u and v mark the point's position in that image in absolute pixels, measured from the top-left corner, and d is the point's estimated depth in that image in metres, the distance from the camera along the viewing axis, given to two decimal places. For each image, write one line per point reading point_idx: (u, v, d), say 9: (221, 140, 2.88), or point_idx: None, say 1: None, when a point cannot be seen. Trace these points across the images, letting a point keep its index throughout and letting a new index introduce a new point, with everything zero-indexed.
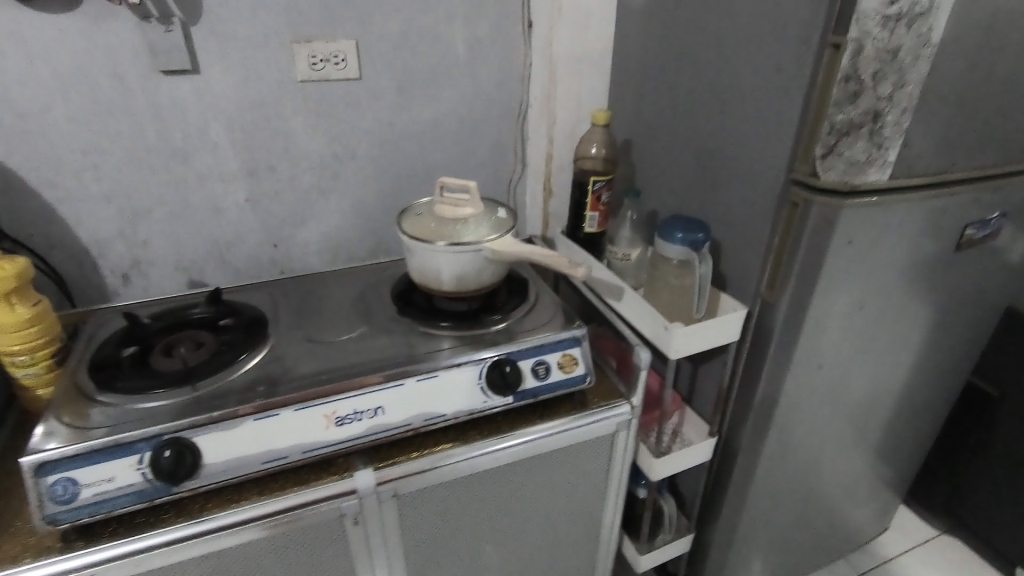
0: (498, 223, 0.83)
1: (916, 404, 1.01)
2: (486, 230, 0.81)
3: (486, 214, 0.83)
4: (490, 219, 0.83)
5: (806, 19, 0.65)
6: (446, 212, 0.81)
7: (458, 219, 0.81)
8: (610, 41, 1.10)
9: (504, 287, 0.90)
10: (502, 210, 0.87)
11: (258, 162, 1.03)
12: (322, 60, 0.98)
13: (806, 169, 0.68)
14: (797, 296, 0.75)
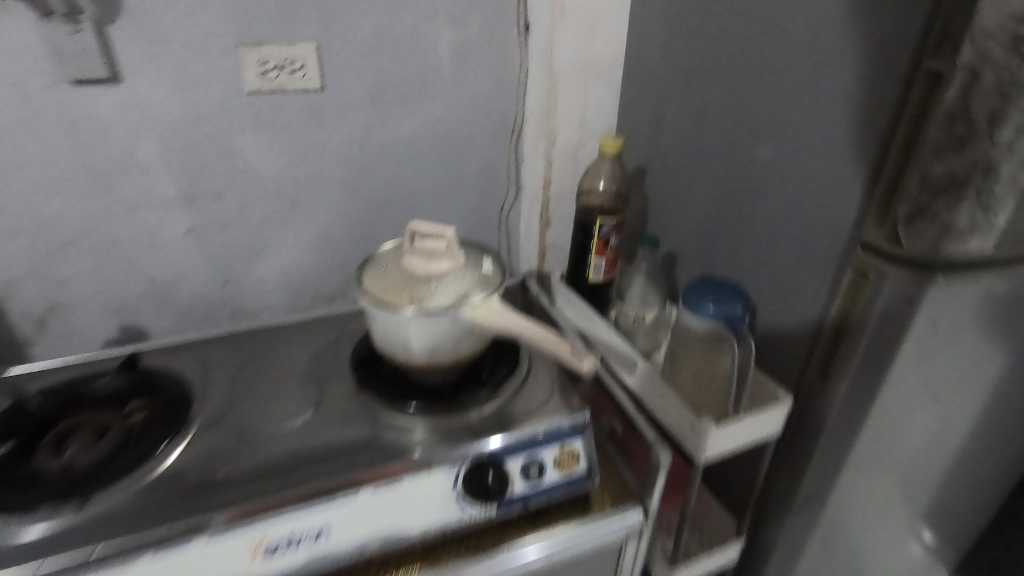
0: (483, 280, 0.67)
1: (981, 487, 0.85)
2: (468, 289, 0.65)
3: (468, 268, 0.68)
4: (473, 275, 0.67)
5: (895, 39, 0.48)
6: (418, 266, 0.66)
7: (433, 275, 0.65)
8: (621, 49, 0.93)
9: (490, 353, 0.75)
10: (488, 261, 0.72)
11: (201, 186, 0.85)
12: (275, 67, 0.80)
13: (882, 232, 0.53)
14: (861, 387, 0.59)
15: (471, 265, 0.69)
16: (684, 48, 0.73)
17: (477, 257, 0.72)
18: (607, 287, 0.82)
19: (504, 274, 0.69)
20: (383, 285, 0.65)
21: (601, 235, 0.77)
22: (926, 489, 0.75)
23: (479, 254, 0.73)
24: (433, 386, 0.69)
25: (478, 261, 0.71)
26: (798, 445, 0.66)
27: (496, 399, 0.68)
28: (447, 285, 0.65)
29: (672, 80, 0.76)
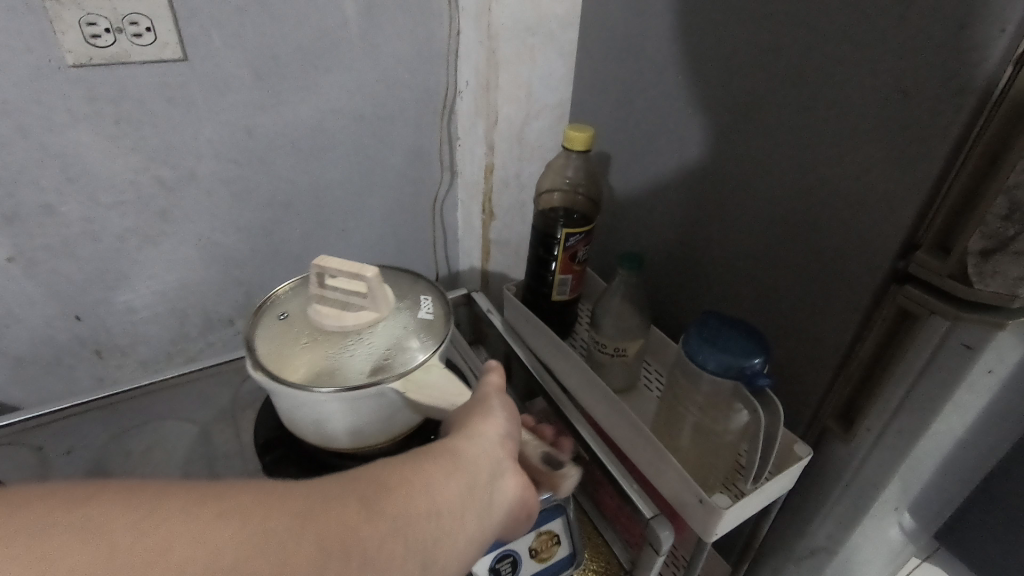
0: (420, 333, 0.51)
1: None
2: (398, 350, 0.49)
3: (399, 317, 0.51)
4: (405, 326, 0.51)
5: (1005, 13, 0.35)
6: (330, 320, 0.49)
7: (351, 331, 0.49)
8: (574, 3, 0.76)
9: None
10: (428, 299, 0.55)
11: (17, 197, 0.59)
12: (109, 29, 0.55)
13: (946, 270, 0.41)
14: (897, 442, 0.49)
15: (404, 309, 0.53)
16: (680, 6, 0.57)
17: (412, 294, 0.55)
18: (572, 305, 0.68)
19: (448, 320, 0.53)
20: (283, 346, 0.48)
21: (567, 248, 0.62)
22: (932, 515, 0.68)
23: (416, 288, 0.57)
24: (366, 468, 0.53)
25: (415, 301, 0.54)
26: (810, 492, 0.57)
27: None
28: (367, 346, 0.49)
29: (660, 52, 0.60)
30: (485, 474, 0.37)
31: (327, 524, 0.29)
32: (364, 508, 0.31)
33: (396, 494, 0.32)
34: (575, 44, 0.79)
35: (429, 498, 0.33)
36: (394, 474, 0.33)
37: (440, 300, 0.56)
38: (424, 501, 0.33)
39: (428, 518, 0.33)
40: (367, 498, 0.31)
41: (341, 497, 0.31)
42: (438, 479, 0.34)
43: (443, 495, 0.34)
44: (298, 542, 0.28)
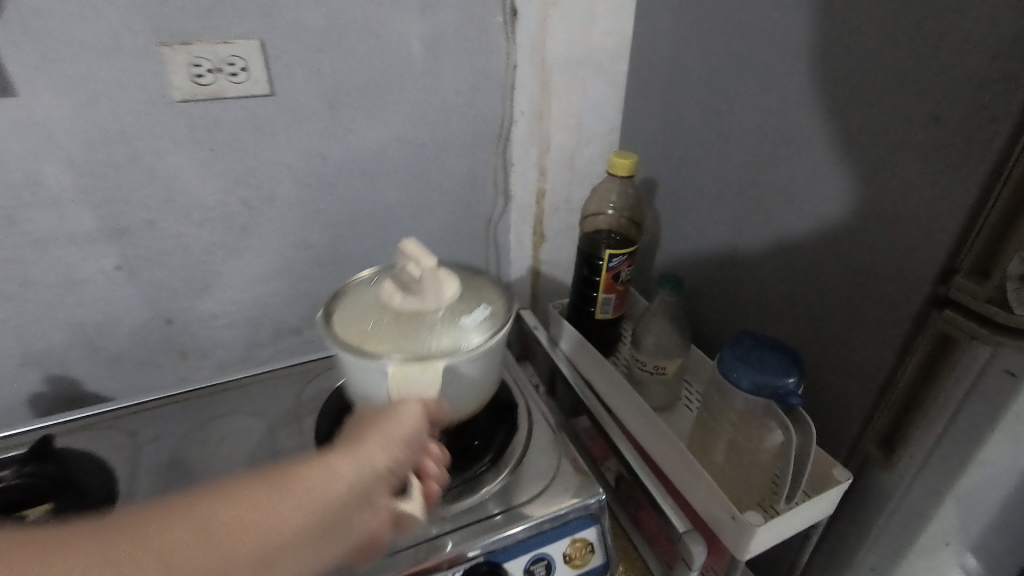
0: (450, 334, 0.50)
1: None
2: (419, 336, 0.50)
3: (445, 310, 0.52)
4: (441, 322, 0.51)
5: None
6: (386, 292, 0.53)
7: (393, 307, 0.52)
8: (624, 39, 0.80)
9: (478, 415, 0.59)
10: (486, 311, 0.54)
11: (126, 213, 0.68)
12: (211, 69, 0.63)
13: (987, 293, 0.41)
14: (941, 471, 0.48)
15: (458, 306, 0.53)
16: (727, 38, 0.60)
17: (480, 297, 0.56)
18: (615, 324, 0.70)
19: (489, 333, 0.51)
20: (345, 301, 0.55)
21: (610, 268, 0.65)
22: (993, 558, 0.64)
23: (489, 296, 0.57)
24: None
25: (478, 303, 0.55)
26: (852, 520, 0.56)
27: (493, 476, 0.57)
28: (401, 323, 0.51)
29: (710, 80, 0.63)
30: (367, 481, 0.41)
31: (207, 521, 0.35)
32: (268, 496, 0.37)
33: (293, 485, 0.39)
34: (625, 77, 0.83)
35: (323, 487, 0.39)
36: (287, 469, 0.40)
37: (500, 313, 0.54)
38: (318, 493, 0.39)
39: (324, 503, 0.39)
40: (270, 488, 0.38)
41: (247, 490, 0.37)
42: (328, 476, 0.40)
43: (333, 491, 0.40)
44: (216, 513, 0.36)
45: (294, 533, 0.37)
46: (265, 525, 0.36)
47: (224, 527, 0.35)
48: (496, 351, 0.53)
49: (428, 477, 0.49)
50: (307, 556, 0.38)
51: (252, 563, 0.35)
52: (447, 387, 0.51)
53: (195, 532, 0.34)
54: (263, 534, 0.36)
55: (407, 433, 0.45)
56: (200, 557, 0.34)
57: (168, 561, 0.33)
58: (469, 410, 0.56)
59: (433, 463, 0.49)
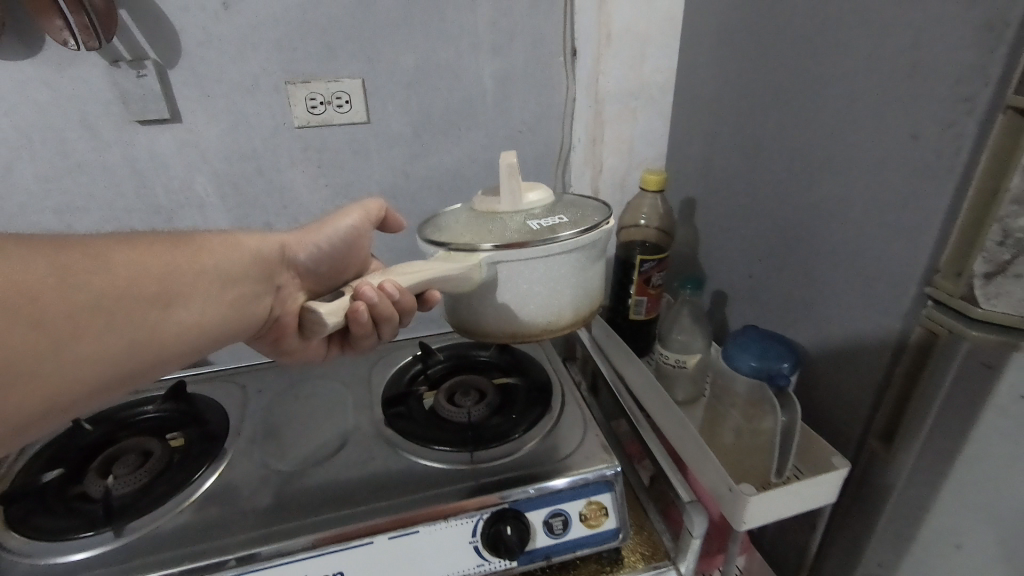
0: (510, 234, 0.56)
1: None
2: (487, 234, 0.57)
3: (517, 217, 0.59)
4: (508, 225, 0.58)
5: (993, 75, 0.41)
6: (477, 201, 0.62)
7: (477, 213, 0.61)
8: (674, 74, 0.89)
9: (554, 336, 0.62)
10: (557, 222, 0.58)
11: (251, 215, 0.85)
12: (323, 102, 0.79)
13: (959, 290, 0.46)
14: (932, 463, 0.51)
15: (532, 217, 0.59)
16: (756, 71, 0.68)
17: (559, 214, 0.60)
18: (649, 325, 0.78)
19: (545, 236, 0.55)
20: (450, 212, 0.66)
21: (642, 273, 0.73)
22: None
23: (571, 214, 0.60)
24: (460, 429, 0.69)
25: (555, 217, 0.59)
26: (860, 513, 0.59)
27: (526, 442, 0.66)
28: (480, 223, 0.59)
29: (739, 107, 0.72)
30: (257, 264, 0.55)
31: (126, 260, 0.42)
32: (168, 254, 0.45)
33: (191, 253, 0.48)
34: (674, 108, 0.91)
35: (217, 262, 0.49)
36: (185, 240, 0.49)
37: (571, 226, 0.57)
38: (214, 264, 0.49)
39: (217, 272, 0.49)
40: (166, 251, 0.45)
41: (146, 246, 0.44)
42: (226, 254, 0.52)
43: (228, 259, 0.52)
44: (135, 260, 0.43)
45: (192, 284, 0.46)
46: (169, 275, 0.44)
47: (131, 265, 0.42)
48: (558, 259, 0.57)
49: (361, 300, 0.51)
50: (204, 309, 0.47)
51: (160, 296, 0.43)
52: (504, 283, 0.57)
53: (100, 264, 0.40)
54: (167, 277, 0.44)
55: (323, 240, 0.65)
56: (111, 279, 0.40)
57: (77, 278, 0.38)
58: (537, 322, 0.60)
59: (374, 292, 0.51)
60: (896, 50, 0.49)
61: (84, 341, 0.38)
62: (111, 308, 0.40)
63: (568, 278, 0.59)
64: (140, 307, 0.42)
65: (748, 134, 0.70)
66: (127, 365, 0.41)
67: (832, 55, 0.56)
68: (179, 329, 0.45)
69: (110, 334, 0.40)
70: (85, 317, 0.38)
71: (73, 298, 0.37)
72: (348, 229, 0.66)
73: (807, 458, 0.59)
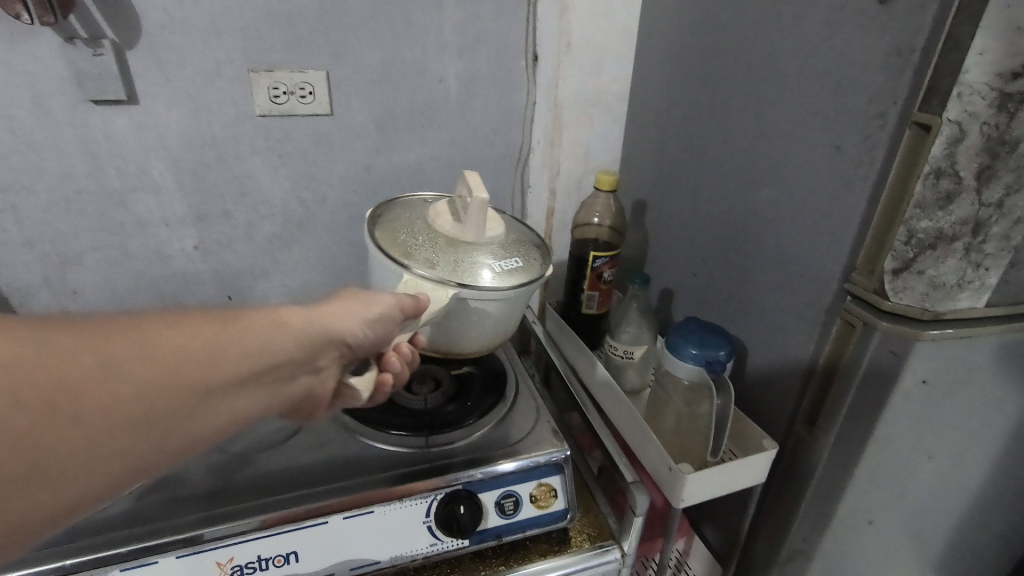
0: (472, 271, 0.58)
1: (998, 561, 0.79)
2: (452, 266, 0.58)
3: (478, 252, 0.60)
4: (471, 261, 0.59)
5: (902, 94, 0.46)
6: (438, 223, 0.62)
7: (438, 237, 0.61)
8: (628, 84, 0.93)
9: (479, 354, 0.66)
10: (515, 262, 0.61)
11: (209, 203, 0.83)
12: (286, 92, 0.79)
13: (872, 285, 0.51)
14: (848, 443, 0.57)
15: (492, 253, 0.61)
16: (703, 84, 0.72)
17: (515, 252, 0.63)
18: (600, 319, 0.82)
19: (505, 281, 0.58)
20: (401, 220, 0.64)
21: (594, 268, 0.77)
22: (933, 551, 0.71)
23: (524, 252, 0.64)
24: (415, 416, 0.71)
25: (512, 257, 0.62)
26: (787, 493, 0.64)
27: (480, 428, 0.68)
28: (441, 250, 0.60)
29: (688, 117, 0.76)
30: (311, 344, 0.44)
31: (165, 353, 0.34)
32: (217, 335, 0.37)
33: (240, 331, 0.39)
34: (628, 116, 0.95)
35: (266, 341, 0.40)
36: (235, 321, 0.39)
37: (526, 271, 0.61)
38: (263, 344, 0.40)
39: (265, 355, 0.40)
40: (216, 329, 0.38)
41: (193, 322, 0.37)
42: (277, 330, 0.42)
43: (276, 348, 0.41)
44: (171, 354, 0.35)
45: (233, 372, 0.38)
46: (212, 360, 0.37)
47: (171, 348, 0.35)
48: (511, 300, 0.61)
49: (387, 371, 0.54)
50: (241, 398, 0.39)
51: (197, 388, 0.36)
52: (458, 313, 0.59)
53: (142, 348, 0.34)
54: (208, 364, 0.36)
55: (374, 325, 0.49)
56: (148, 367, 0.33)
57: (116, 366, 0.32)
58: (472, 347, 0.64)
59: (397, 359, 0.54)
60: (823, 69, 0.54)
61: (105, 446, 0.32)
62: (143, 406, 0.33)
63: (512, 313, 0.63)
64: (174, 403, 0.35)
65: (696, 142, 0.75)
66: (146, 467, 0.35)
67: (769, 72, 0.61)
68: (208, 423, 0.37)
69: (135, 435, 0.33)
70: (113, 417, 0.32)
71: (107, 395, 0.32)
72: (383, 315, 0.49)
73: (740, 441, 0.63)
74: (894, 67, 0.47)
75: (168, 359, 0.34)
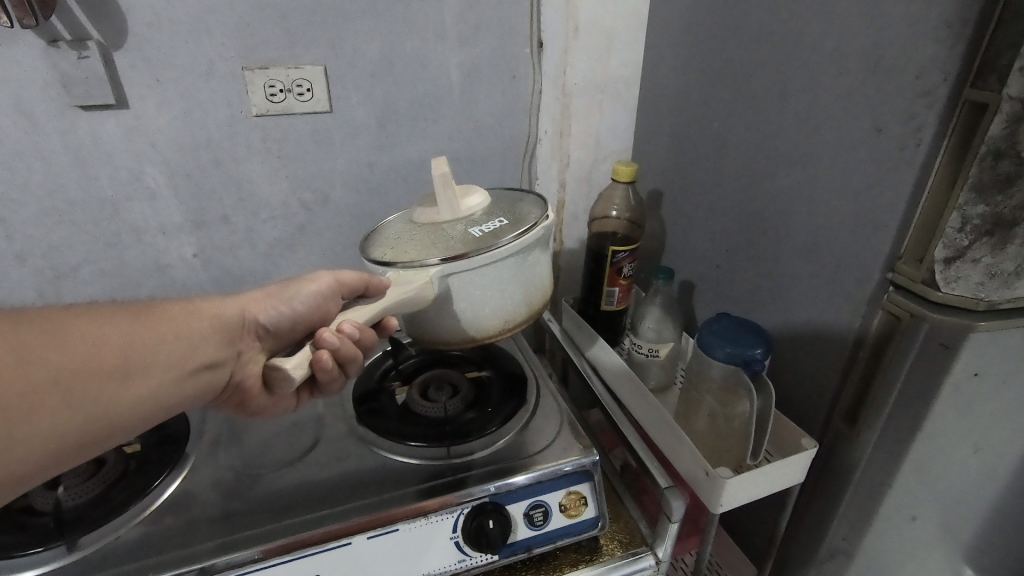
0: (454, 243, 0.55)
1: None
2: (434, 244, 0.56)
3: (459, 225, 0.58)
4: (451, 235, 0.57)
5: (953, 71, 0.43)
6: (416, 215, 0.61)
7: (418, 226, 0.60)
8: (639, 68, 0.89)
9: (511, 333, 0.62)
10: (500, 223, 0.58)
11: (207, 208, 0.79)
12: (283, 89, 0.75)
13: (920, 275, 0.48)
14: (891, 439, 0.54)
15: (474, 222, 0.58)
16: (722, 66, 0.69)
17: (499, 215, 0.59)
18: (620, 316, 0.79)
19: (489, 242, 0.55)
20: (391, 227, 0.64)
21: (614, 262, 0.74)
22: (974, 543, 0.68)
23: (513, 214, 0.60)
24: (432, 425, 0.68)
25: (496, 220, 0.58)
26: (825, 490, 0.62)
27: (503, 436, 0.66)
28: (423, 235, 0.58)
29: (704, 102, 0.73)
30: (230, 328, 0.52)
31: (110, 329, 0.41)
32: (150, 319, 0.45)
33: (155, 321, 0.45)
34: (638, 102, 0.92)
35: (181, 329, 0.46)
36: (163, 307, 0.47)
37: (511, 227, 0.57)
38: (179, 331, 0.46)
39: (182, 341, 0.46)
40: (132, 320, 0.43)
41: (105, 315, 0.42)
42: (196, 317, 0.49)
43: (201, 330, 0.49)
44: (113, 331, 0.41)
45: (152, 354, 0.43)
46: (131, 345, 0.42)
47: (89, 336, 0.40)
48: (507, 262, 0.56)
49: (323, 347, 0.49)
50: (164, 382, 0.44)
51: (119, 370, 0.40)
52: (458, 294, 0.56)
53: (58, 336, 0.38)
54: (127, 348, 0.41)
55: (292, 305, 0.57)
56: (96, 342, 0.40)
57: (36, 353, 0.36)
58: (495, 324, 0.59)
59: (334, 335, 0.49)
60: (860, 45, 0.51)
61: (29, 425, 0.36)
62: (66, 385, 0.37)
63: (520, 277, 0.58)
64: (96, 383, 0.39)
65: (715, 127, 0.72)
66: (71, 448, 0.38)
67: (797, 52, 0.58)
68: (132, 404, 0.42)
69: (57, 416, 0.37)
70: (33, 398, 0.36)
71: (28, 378, 0.36)
72: (305, 294, 0.58)
73: (779, 441, 0.61)
74: (945, 42, 0.44)
75: (114, 335, 0.41)
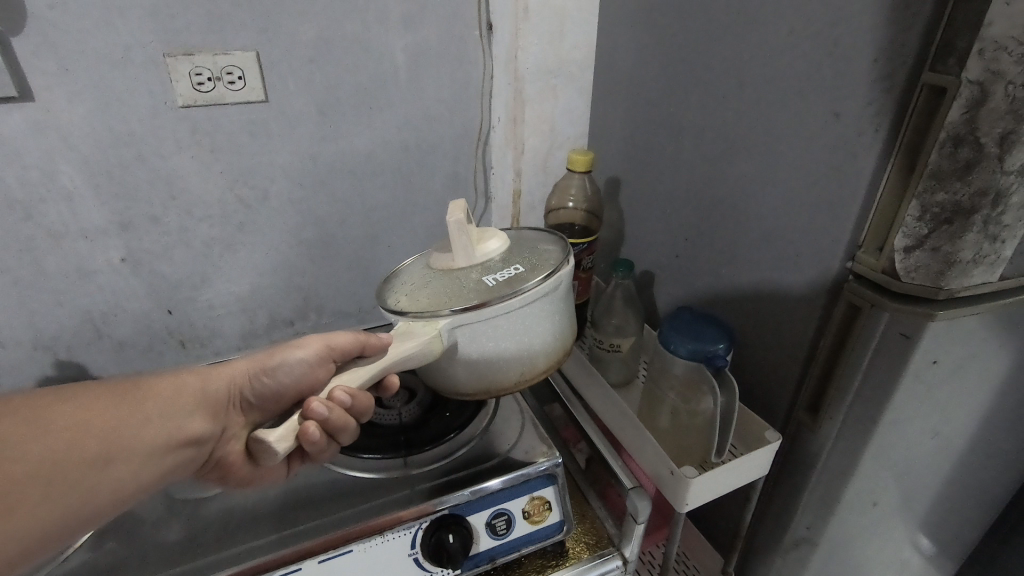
0: (466, 293, 0.52)
1: (987, 521, 0.79)
2: (447, 295, 0.52)
3: (473, 273, 0.54)
4: (464, 283, 0.53)
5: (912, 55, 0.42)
6: (432, 260, 0.58)
7: (434, 272, 0.56)
8: (592, 51, 0.86)
9: (526, 386, 0.58)
10: (517, 271, 0.54)
11: (133, 208, 0.72)
12: (211, 78, 0.69)
13: (881, 265, 0.48)
14: (853, 428, 0.54)
15: (489, 270, 0.54)
16: (677, 49, 0.66)
17: (518, 261, 0.55)
18: (581, 310, 0.77)
19: (504, 292, 0.51)
20: (413, 266, 0.61)
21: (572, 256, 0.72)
22: (930, 520, 0.70)
23: (529, 258, 0.56)
24: (390, 438, 0.65)
25: (513, 267, 0.54)
26: (790, 481, 0.62)
27: (464, 442, 0.63)
28: (435, 283, 0.54)
29: (660, 87, 0.70)
30: (215, 402, 0.51)
31: (64, 424, 0.37)
32: (114, 406, 0.40)
33: (139, 399, 0.42)
34: (593, 86, 0.89)
35: (166, 405, 0.44)
36: (133, 386, 0.43)
37: (529, 274, 0.53)
38: (165, 408, 0.44)
39: (166, 420, 0.44)
40: (117, 399, 0.41)
41: (89, 393, 0.40)
42: (178, 393, 0.47)
43: (177, 405, 0.46)
44: (64, 430, 0.37)
45: (136, 435, 0.41)
46: (116, 428, 0.40)
47: (71, 421, 0.37)
48: (524, 312, 0.52)
49: (311, 418, 0.46)
50: (153, 460, 0.42)
51: (106, 454, 0.38)
52: (469, 345, 0.53)
53: (37, 424, 0.36)
54: (111, 433, 0.39)
55: (276, 377, 0.54)
56: (47, 443, 0.36)
57: (15, 447, 0.34)
58: (511, 377, 0.55)
59: (323, 404, 0.47)
60: (819, 27, 0.48)
61: (22, 519, 0.34)
62: (50, 475, 0.35)
63: (539, 326, 0.54)
64: (84, 468, 0.37)
65: (671, 113, 0.69)
66: (58, 537, 0.36)
67: (754, 35, 0.55)
68: (116, 489, 0.39)
69: (36, 509, 0.34)
70: (19, 490, 0.34)
71: (6, 477, 0.33)
72: (287, 364, 0.54)
73: (743, 433, 0.60)
74: (907, 23, 0.42)
75: (67, 431, 0.37)
